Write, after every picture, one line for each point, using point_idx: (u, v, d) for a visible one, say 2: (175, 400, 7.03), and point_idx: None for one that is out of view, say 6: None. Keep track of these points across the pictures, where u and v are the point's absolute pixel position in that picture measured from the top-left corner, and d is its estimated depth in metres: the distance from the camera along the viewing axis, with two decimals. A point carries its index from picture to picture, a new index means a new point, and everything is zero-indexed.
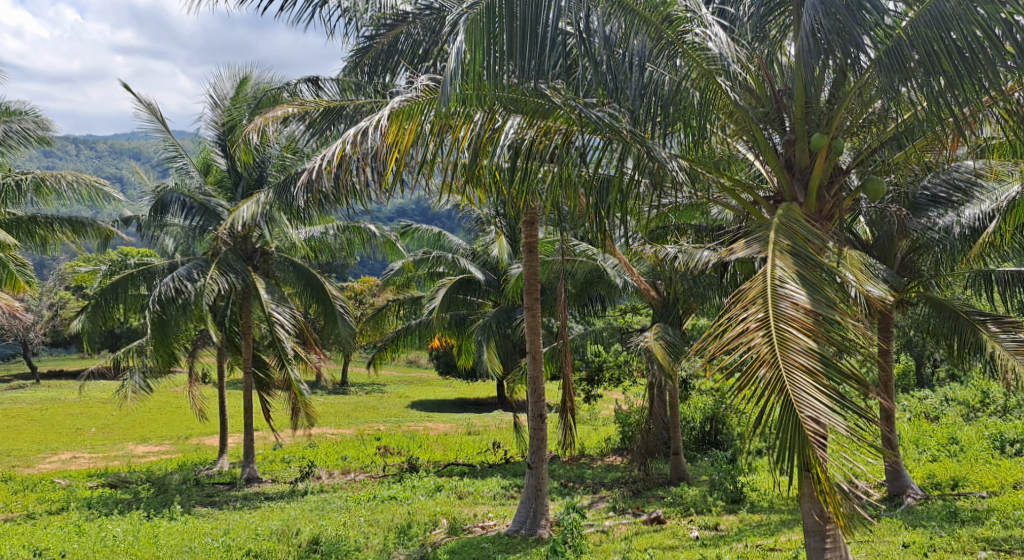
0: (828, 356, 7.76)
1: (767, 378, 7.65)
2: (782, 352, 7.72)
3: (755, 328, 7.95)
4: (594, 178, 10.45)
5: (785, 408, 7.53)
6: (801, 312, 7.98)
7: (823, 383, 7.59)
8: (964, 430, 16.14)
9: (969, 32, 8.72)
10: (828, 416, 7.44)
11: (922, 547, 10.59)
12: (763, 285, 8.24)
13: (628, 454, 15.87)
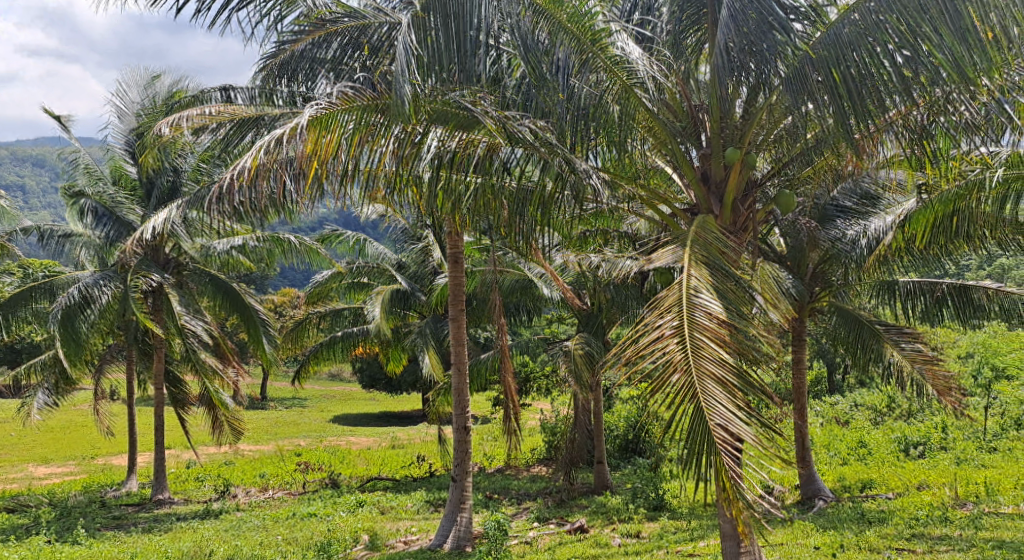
0: (738, 365, 8.00)
1: (679, 385, 7.84)
2: (695, 358, 7.92)
3: (670, 334, 8.15)
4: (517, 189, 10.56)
5: (696, 415, 7.70)
6: (714, 321, 8.23)
7: (732, 391, 7.80)
8: (872, 434, 16.80)
9: (867, 57, 9.12)
10: (736, 424, 7.64)
11: (832, 548, 10.99)
12: (679, 294, 8.48)
13: (552, 464, 15.98)
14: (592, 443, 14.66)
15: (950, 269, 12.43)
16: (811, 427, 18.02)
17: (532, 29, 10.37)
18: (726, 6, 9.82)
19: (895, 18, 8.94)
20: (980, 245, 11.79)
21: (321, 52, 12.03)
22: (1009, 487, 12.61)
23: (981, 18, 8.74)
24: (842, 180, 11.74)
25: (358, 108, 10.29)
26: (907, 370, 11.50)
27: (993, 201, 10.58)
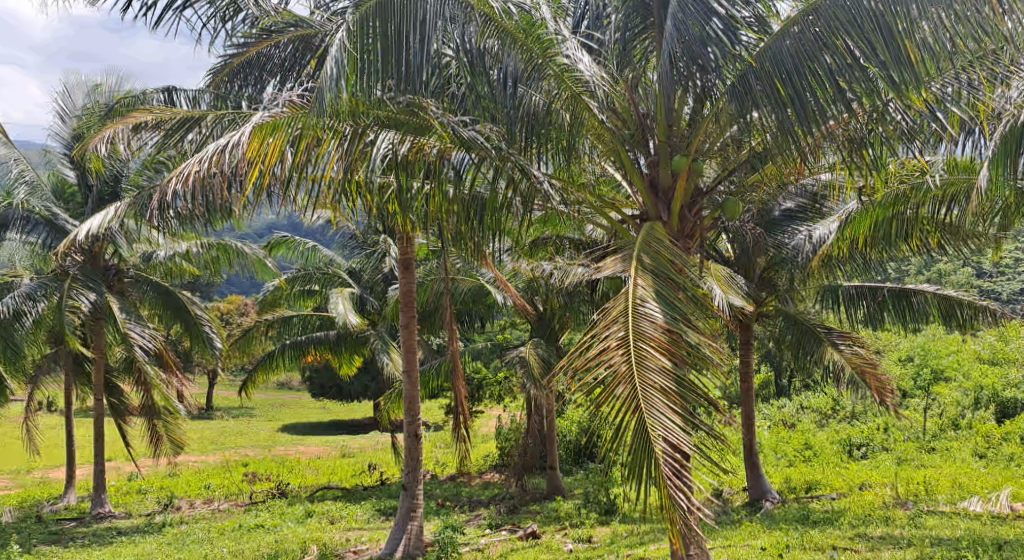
0: (681, 375, 8.06)
1: (623, 397, 7.89)
2: (638, 370, 7.98)
3: (615, 345, 8.19)
4: (468, 196, 10.53)
5: (639, 427, 7.74)
6: (658, 331, 8.28)
7: (674, 402, 7.84)
8: (817, 435, 17.16)
9: (807, 69, 9.32)
10: (676, 436, 7.68)
11: (778, 549, 11.18)
12: (625, 303, 8.52)
13: (504, 471, 15.98)
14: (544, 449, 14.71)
15: (889, 273, 12.82)
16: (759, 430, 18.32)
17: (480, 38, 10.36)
18: (670, 17, 9.90)
19: (833, 33, 9.18)
20: (918, 249, 12.17)
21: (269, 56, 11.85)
22: (947, 486, 12.99)
23: (914, 31, 8.99)
24: (788, 187, 11.98)
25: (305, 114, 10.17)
26: (848, 372, 11.80)
27: (932, 206, 11.22)
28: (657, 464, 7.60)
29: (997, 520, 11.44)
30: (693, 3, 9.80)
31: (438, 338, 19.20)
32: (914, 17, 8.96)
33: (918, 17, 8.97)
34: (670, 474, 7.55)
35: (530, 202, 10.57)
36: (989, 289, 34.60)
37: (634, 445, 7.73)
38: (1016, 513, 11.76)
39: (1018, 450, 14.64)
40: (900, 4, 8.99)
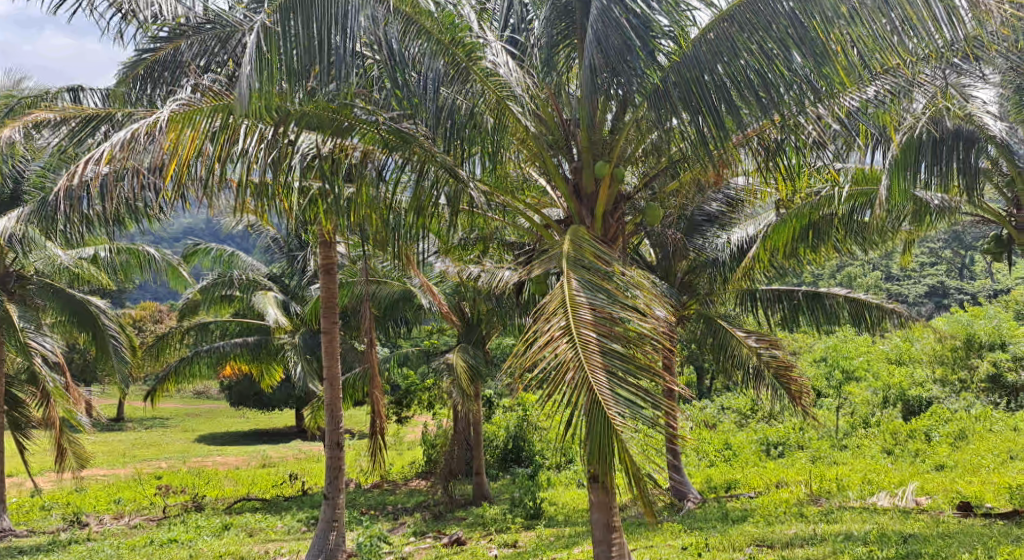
0: (625, 354, 8.22)
1: (575, 382, 7.95)
2: (585, 353, 8.08)
3: (559, 335, 8.26)
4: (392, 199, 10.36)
5: (594, 408, 7.82)
6: (598, 318, 8.45)
7: (625, 379, 8.01)
8: (737, 435, 17.62)
9: (722, 74, 9.43)
10: (632, 410, 7.84)
11: (698, 548, 11.38)
12: (561, 297, 8.65)
13: (430, 478, 15.86)
14: (471, 454, 14.66)
15: (804, 276, 13.24)
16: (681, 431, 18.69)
17: (400, 41, 10.17)
18: (591, 23, 9.85)
19: (746, 38, 9.28)
20: (831, 254, 12.62)
21: (172, 56, 11.32)
22: (857, 482, 13.49)
23: (828, 35, 9.12)
24: (706, 193, 12.15)
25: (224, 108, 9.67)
26: (766, 374, 12.13)
27: (844, 211, 11.78)
28: (618, 439, 7.71)
29: (903, 515, 11.93)
30: (615, 10, 9.78)
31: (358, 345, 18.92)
32: (830, 20, 9.09)
33: (832, 22, 9.08)
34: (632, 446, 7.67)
35: (456, 206, 10.48)
36: (896, 290, 36.22)
37: (590, 426, 7.80)
38: (920, 507, 12.29)
39: (922, 446, 15.31)
40: (814, 9, 9.10)
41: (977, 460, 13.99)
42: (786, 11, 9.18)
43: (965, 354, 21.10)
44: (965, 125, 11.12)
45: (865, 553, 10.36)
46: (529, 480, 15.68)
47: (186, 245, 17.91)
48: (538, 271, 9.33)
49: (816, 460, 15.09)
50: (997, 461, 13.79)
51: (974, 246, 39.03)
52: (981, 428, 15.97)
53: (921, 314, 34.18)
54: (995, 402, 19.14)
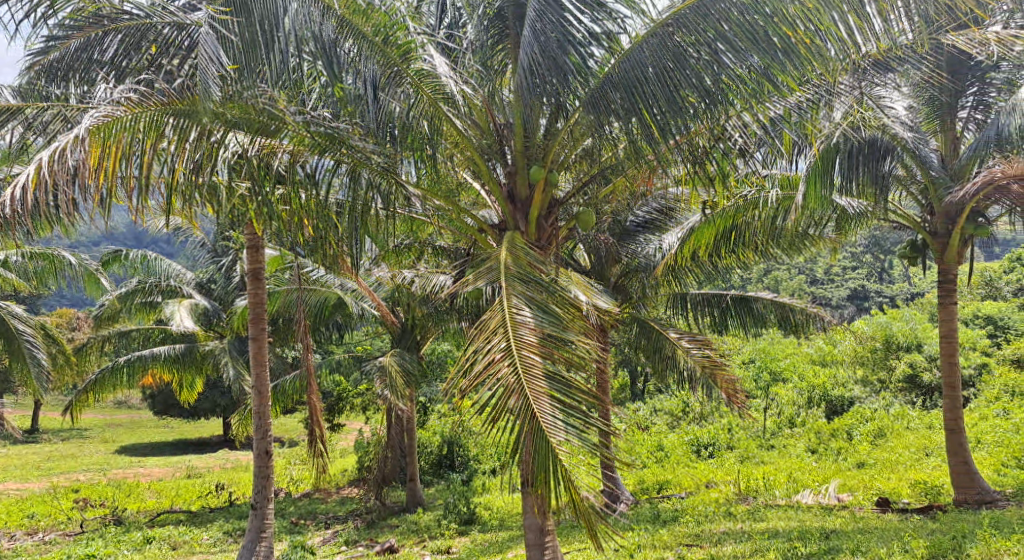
0: (566, 377, 8.20)
1: (518, 408, 7.92)
2: (527, 379, 8.04)
3: (500, 358, 8.20)
4: (325, 202, 10.03)
5: (538, 435, 7.79)
6: (538, 339, 8.40)
7: (567, 403, 7.99)
8: (669, 437, 17.92)
9: (665, 73, 9.32)
10: (575, 436, 7.82)
11: (630, 549, 11.44)
12: (502, 315, 8.57)
13: (362, 484, 16.15)
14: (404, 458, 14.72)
15: (732, 282, 13.62)
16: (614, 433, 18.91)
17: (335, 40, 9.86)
18: (528, 26, 9.63)
19: (690, 36, 9.18)
20: (758, 258, 12.93)
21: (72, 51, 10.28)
22: (783, 480, 13.85)
23: (775, 36, 9.02)
24: (638, 198, 12.27)
25: (147, 114, 9.21)
26: (697, 374, 12.35)
27: (766, 217, 11.92)
28: (563, 465, 7.68)
29: (825, 511, 12.25)
30: (552, 15, 9.54)
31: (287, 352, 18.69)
32: (774, 20, 8.98)
33: (776, 22, 8.99)
34: (575, 473, 7.65)
35: (391, 209, 10.31)
36: (821, 293, 37.47)
37: (535, 452, 7.77)
38: (842, 503, 12.66)
39: (845, 445, 15.81)
40: (758, 9, 8.99)
41: (895, 457, 14.51)
42: (732, 12, 9.05)
43: (884, 354, 21.91)
44: (882, 134, 11.52)
45: (789, 549, 10.62)
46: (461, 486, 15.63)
47: (104, 252, 17.56)
48: (474, 282, 9.17)
49: (743, 460, 15.49)
50: (913, 458, 14.31)
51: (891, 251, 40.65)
52: (898, 426, 16.55)
53: (844, 316, 35.43)
54: (913, 401, 19.86)
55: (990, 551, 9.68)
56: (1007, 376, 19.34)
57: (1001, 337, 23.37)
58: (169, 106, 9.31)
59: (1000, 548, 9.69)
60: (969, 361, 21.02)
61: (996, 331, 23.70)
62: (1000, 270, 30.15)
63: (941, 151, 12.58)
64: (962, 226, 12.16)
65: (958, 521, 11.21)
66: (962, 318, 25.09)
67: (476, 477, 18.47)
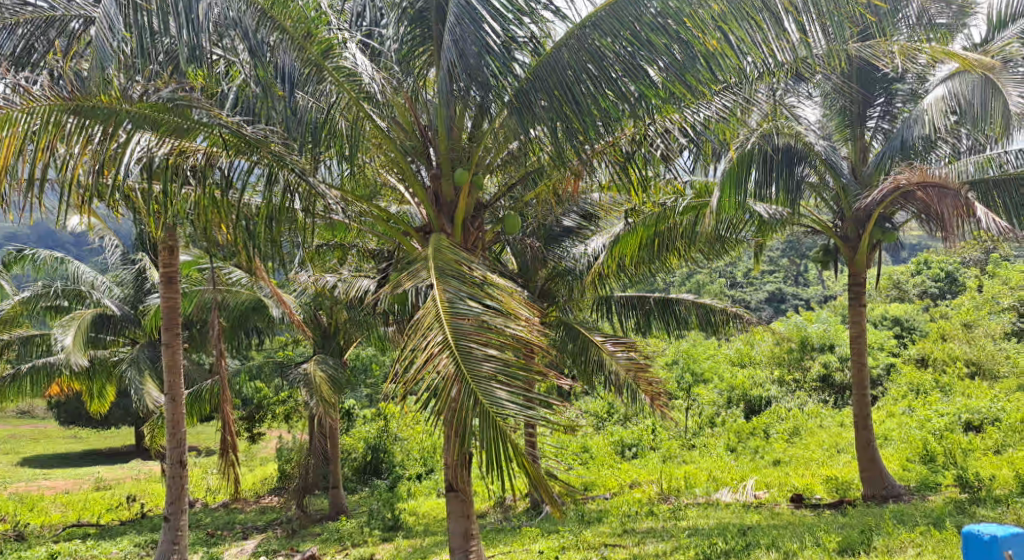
0: (508, 359, 8.04)
1: (463, 397, 7.74)
2: (469, 367, 7.86)
3: (438, 351, 7.97)
4: (239, 204, 9.26)
5: (486, 420, 7.65)
6: (473, 327, 8.17)
7: (511, 384, 7.84)
8: (594, 438, 18.18)
9: (585, 79, 8.92)
10: (523, 415, 7.69)
11: (555, 550, 11.23)
12: (434, 310, 8.30)
13: (282, 493, 16.43)
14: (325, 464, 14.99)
15: (654, 285, 13.99)
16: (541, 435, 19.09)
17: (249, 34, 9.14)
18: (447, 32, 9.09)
19: (609, 42, 8.79)
20: (680, 263, 13.17)
21: None
22: (704, 479, 14.13)
23: (696, 44, 8.74)
24: (565, 202, 12.23)
25: (44, 108, 8.33)
26: (623, 378, 12.49)
27: (686, 223, 12.21)
28: (514, 446, 7.57)
29: (744, 508, 12.47)
30: (470, 16, 9.00)
31: (204, 358, 18.35)
32: (692, 25, 8.68)
33: (696, 24, 8.68)
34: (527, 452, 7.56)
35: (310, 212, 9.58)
36: (740, 296, 38.48)
37: (484, 439, 7.63)
38: (759, 500, 12.97)
39: (761, 443, 16.26)
40: (675, 13, 8.66)
41: (809, 455, 14.96)
42: (648, 17, 8.71)
43: (799, 354, 22.55)
44: (798, 143, 11.76)
45: (707, 546, 10.45)
46: (385, 492, 15.70)
47: (5, 251, 16.85)
48: (401, 286, 8.82)
49: (666, 461, 15.99)
50: (826, 455, 14.75)
51: (804, 254, 42.13)
52: (812, 425, 17.05)
53: (760, 318, 36.58)
54: (825, 401, 20.49)
55: (897, 542, 9.77)
56: (912, 374, 20.12)
57: (906, 338, 24.32)
58: (71, 100, 8.48)
59: (906, 537, 9.86)
60: (877, 361, 21.75)
61: (902, 332, 24.66)
62: (905, 273, 31.38)
63: (850, 159, 12.69)
64: (871, 232, 12.52)
65: (866, 514, 11.48)
66: (871, 320, 25.98)
67: (401, 482, 18.62)
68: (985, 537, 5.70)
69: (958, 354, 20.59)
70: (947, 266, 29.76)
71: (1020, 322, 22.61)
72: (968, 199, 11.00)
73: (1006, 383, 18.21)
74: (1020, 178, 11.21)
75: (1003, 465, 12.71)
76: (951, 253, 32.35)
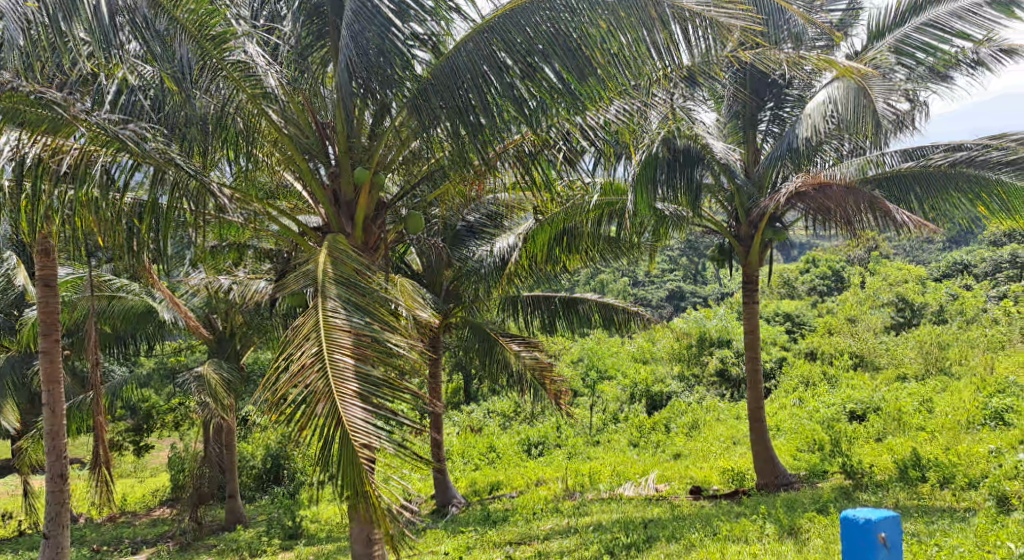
0: (380, 380, 7.90)
1: (326, 414, 7.59)
2: (336, 383, 7.73)
3: (311, 363, 7.89)
4: (122, 206, 8.92)
5: (342, 439, 7.48)
6: (354, 341, 8.10)
7: (375, 405, 7.70)
8: (500, 438, 18.33)
9: (481, 82, 8.97)
10: (381, 439, 7.54)
11: (460, 550, 11.29)
12: (315, 318, 8.22)
13: (174, 505, 16.86)
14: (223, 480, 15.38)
15: (559, 284, 14.19)
16: (447, 436, 19.14)
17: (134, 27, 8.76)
18: (346, 28, 9.02)
19: (506, 47, 8.87)
20: (583, 263, 13.37)
21: None
22: (607, 475, 14.41)
23: (592, 51, 8.84)
24: (468, 203, 12.24)
25: None
26: (527, 377, 13.10)
27: (592, 223, 12.37)
28: (365, 469, 7.39)
29: (645, 502, 12.75)
30: (372, 12, 8.96)
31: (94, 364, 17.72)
32: (587, 34, 8.80)
33: (592, 33, 8.79)
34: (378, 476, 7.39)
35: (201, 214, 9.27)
36: (641, 295, 39.19)
37: (339, 459, 7.46)
38: (659, 493, 13.29)
39: (662, 437, 16.65)
40: (570, 21, 8.78)
41: (707, 447, 15.40)
42: (543, 25, 8.81)
43: (698, 350, 23.14)
44: (694, 144, 12.02)
45: (611, 541, 10.62)
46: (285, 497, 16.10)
47: None
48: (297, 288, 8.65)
49: (570, 457, 16.27)
50: (722, 447, 15.21)
51: (701, 253, 43.19)
52: (710, 418, 17.57)
53: (661, 316, 37.38)
54: (722, 395, 21.11)
55: (789, 529, 10.10)
56: (802, 368, 20.92)
57: (797, 332, 25.19)
58: None
59: (796, 523, 10.21)
60: (769, 355, 22.42)
61: (792, 327, 25.48)
62: (795, 271, 32.51)
63: (743, 160, 13.13)
64: (763, 232, 12.94)
65: (760, 503, 11.86)
66: (765, 316, 26.77)
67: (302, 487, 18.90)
68: (861, 521, 5.96)
69: (843, 348, 21.49)
70: (834, 264, 31.00)
71: (899, 316, 23.77)
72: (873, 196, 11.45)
73: (887, 374, 19.11)
74: (899, 176, 11.58)
75: (885, 450, 13.32)
76: (838, 252, 33.76)
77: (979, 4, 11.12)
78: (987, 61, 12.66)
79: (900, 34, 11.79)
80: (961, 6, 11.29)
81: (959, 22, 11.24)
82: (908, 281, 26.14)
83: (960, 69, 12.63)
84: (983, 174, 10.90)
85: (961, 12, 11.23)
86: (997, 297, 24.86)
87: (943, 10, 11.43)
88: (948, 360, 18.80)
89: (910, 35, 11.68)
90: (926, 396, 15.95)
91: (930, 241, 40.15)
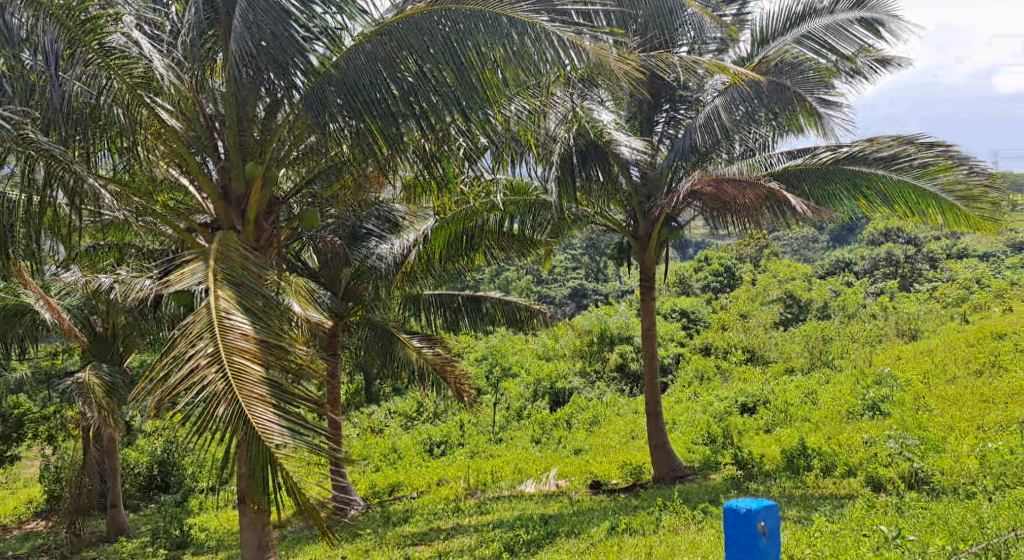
0: (283, 382, 7.75)
1: (229, 416, 7.36)
2: (240, 386, 7.50)
3: (206, 364, 7.61)
4: None
5: (252, 441, 7.29)
6: (250, 343, 7.87)
7: (282, 407, 7.56)
8: (401, 438, 18.23)
9: (378, 77, 8.85)
10: (293, 439, 7.41)
11: (358, 552, 11.20)
12: (208, 317, 7.92)
13: (55, 516, 16.20)
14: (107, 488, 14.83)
15: (460, 283, 14.18)
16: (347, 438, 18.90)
17: None
18: (239, 16, 8.80)
19: (404, 45, 8.78)
20: (483, 262, 13.38)
21: None
22: (508, 472, 14.48)
23: (488, 49, 8.77)
24: (364, 201, 12.09)
25: None
26: (429, 371, 13.17)
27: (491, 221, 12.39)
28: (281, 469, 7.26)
29: (546, 498, 12.85)
30: (265, 3, 8.80)
31: None
32: (483, 35, 8.73)
33: (490, 32, 8.73)
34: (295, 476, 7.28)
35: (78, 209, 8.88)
36: (544, 292, 39.44)
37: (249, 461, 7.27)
38: (559, 489, 13.41)
39: (563, 433, 16.82)
40: (467, 21, 8.73)
41: (607, 441, 15.66)
42: (442, 24, 8.76)
43: (597, 346, 23.44)
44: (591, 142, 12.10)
45: (510, 537, 10.65)
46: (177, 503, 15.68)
47: None
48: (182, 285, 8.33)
49: (471, 456, 16.29)
50: (621, 442, 15.46)
51: (602, 252, 43.72)
52: (609, 413, 17.84)
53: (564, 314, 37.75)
54: (621, 391, 21.43)
55: (680, 520, 10.32)
56: (698, 362, 21.42)
57: (692, 329, 25.78)
58: None
59: (688, 514, 10.42)
60: (667, 351, 22.85)
61: (688, 323, 26.06)
62: (691, 268, 33.24)
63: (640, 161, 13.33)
64: (659, 230, 13.10)
65: (655, 495, 12.10)
66: (663, 312, 27.30)
67: (192, 496, 18.61)
68: (743, 511, 6.11)
69: (735, 342, 22.13)
70: (727, 262, 31.79)
71: (787, 312, 24.57)
72: (766, 187, 11.45)
73: (776, 368, 19.73)
74: (795, 174, 11.89)
75: (774, 441, 13.77)
76: (732, 250, 34.72)
77: (849, 20, 12.13)
78: (863, 70, 13.17)
79: (782, 43, 12.36)
80: (833, 21, 12.20)
81: (832, 35, 12.19)
82: (796, 278, 27.12)
83: (840, 76, 13.07)
84: (862, 168, 11.33)
85: (834, 27, 12.16)
86: (876, 293, 26.05)
87: (819, 23, 12.23)
88: (831, 354, 19.54)
89: (791, 46, 12.31)
90: (811, 389, 16.53)
91: (817, 240, 41.77)
